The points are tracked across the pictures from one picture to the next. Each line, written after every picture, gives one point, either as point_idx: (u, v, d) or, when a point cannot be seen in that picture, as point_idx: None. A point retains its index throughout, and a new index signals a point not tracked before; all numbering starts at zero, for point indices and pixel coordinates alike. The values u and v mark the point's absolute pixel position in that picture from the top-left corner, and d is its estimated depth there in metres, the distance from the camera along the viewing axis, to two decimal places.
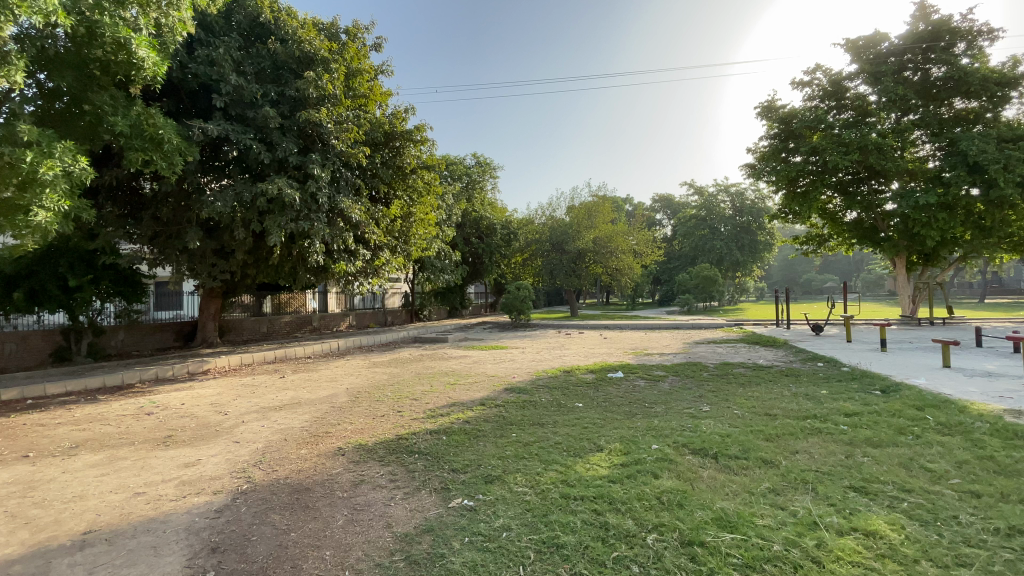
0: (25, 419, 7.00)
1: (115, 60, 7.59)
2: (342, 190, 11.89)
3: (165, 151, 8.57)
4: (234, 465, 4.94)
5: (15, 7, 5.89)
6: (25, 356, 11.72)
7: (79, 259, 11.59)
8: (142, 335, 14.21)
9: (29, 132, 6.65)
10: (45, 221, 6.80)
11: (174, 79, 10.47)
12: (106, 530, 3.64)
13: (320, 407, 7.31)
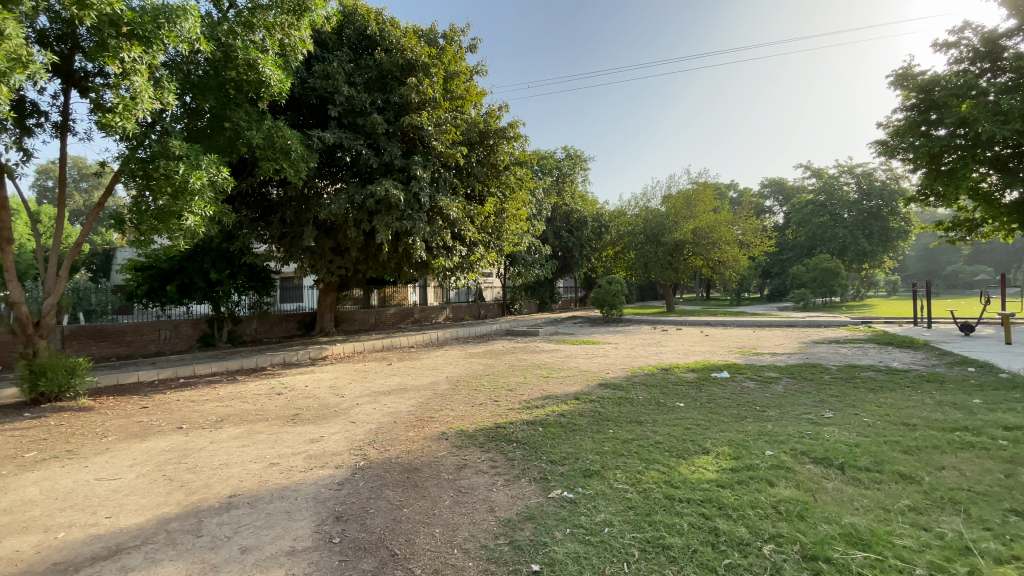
0: (185, 395, 8.25)
1: (249, 79, 8.60)
2: (441, 190, 12.50)
3: (290, 159, 9.57)
4: (351, 444, 5.42)
5: (165, 37, 7.13)
6: (178, 341, 13.67)
7: (220, 257, 13.34)
8: (271, 324, 16.04)
9: (181, 148, 7.66)
10: (195, 224, 7.94)
11: (297, 95, 11.64)
12: (249, 494, 4.17)
13: (423, 394, 7.77)
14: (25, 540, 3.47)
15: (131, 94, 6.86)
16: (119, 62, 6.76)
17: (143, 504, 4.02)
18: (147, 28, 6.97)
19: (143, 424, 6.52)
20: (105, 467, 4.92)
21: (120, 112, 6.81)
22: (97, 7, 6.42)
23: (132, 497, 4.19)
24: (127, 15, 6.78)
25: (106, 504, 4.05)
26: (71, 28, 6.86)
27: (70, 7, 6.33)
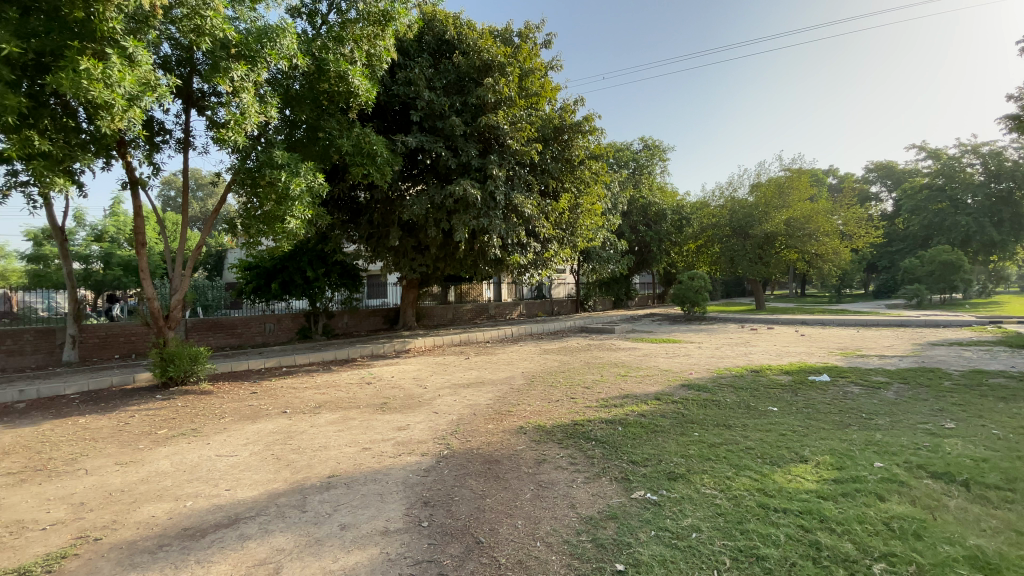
0: (288, 382, 9.06)
1: (340, 90, 9.23)
2: (517, 187, 12.65)
3: (377, 164, 10.15)
4: (435, 433, 5.67)
5: (267, 55, 7.83)
6: (281, 333, 15.09)
7: (316, 256, 14.46)
8: (360, 319, 17.16)
9: (283, 157, 8.39)
10: (295, 227, 8.67)
11: (382, 103, 12.29)
12: (345, 476, 4.51)
13: (501, 388, 7.93)
14: (164, 505, 4.01)
15: (240, 110, 7.62)
16: (230, 80, 7.52)
17: (256, 480, 4.49)
18: (251, 48, 7.69)
19: (253, 408, 7.26)
20: (224, 445, 5.54)
21: (232, 127, 7.58)
22: (211, 32, 7.20)
23: (247, 472, 4.68)
24: (235, 38, 7.51)
25: (225, 478, 4.56)
26: (190, 55, 7.70)
27: (189, 34, 7.14)
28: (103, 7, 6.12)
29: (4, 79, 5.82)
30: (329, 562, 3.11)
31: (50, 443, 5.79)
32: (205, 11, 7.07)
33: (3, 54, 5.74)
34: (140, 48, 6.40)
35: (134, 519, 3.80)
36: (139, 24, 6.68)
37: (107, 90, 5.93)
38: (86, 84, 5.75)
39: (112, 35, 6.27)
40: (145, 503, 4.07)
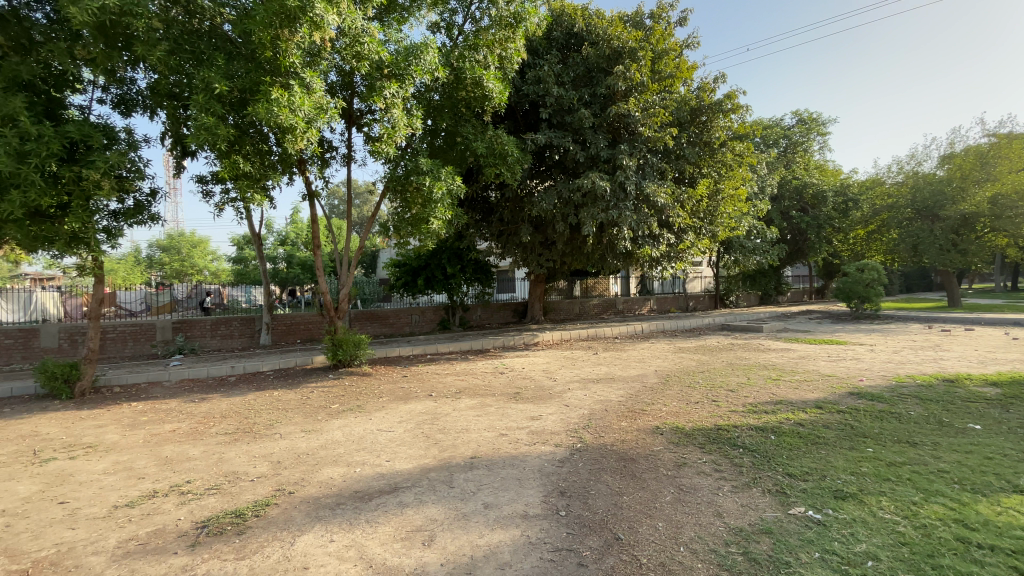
0: (431, 369, 9.90)
1: (475, 95, 9.77)
2: (648, 176, 12.16)
3: (508, 163, 10.55)
4: (568, 426, 5.73)
5: (413, 71, 8.58)
6: (424, 324, 16.55)
7: (453, 254, 15.50)
8: (492, 311, 18.07)
9: (427, 164, 9.14)
10: (438, 227, 9.41)
11: (513, 103, 12.71)
12: (485, 459, 4.79)
13: (634, 385, 7.72)
14: (339, 469, 4.67)
15: (391, 123, 8.48)
16: (383, 98, 8.40)
17: (409, 455, 4.99)
18: (400, 66, 8.49)
19: (404, 390, 8.08)
20: (381, 421, 6.26)
21: (385, 139, 8.48)
22: (368, 56, 8.12)
23: (401, 447, 5.24)
24: (387, 59, 8.34)
25: (384, 450, 5.15)
26: (350, 80, 8.73)
27: (351, 60, 8.12)
28: (286, 46, 7.25)
29: (220, 114, 7.22)
30: (476, 537, 3.34)
31: (255, 410, 7.11)
32: (363, 38, 7.98)
33: (218, 94, 7.09)
34: (313, 76, 7.47)
35: (317, 479, 4.49)
36: (314, 57, 7.78)
37: (291, 114, 7.04)
38: (276, 111, 6.90)
39: (292, 68, 7.39)
40: (323, 466, 4.78)
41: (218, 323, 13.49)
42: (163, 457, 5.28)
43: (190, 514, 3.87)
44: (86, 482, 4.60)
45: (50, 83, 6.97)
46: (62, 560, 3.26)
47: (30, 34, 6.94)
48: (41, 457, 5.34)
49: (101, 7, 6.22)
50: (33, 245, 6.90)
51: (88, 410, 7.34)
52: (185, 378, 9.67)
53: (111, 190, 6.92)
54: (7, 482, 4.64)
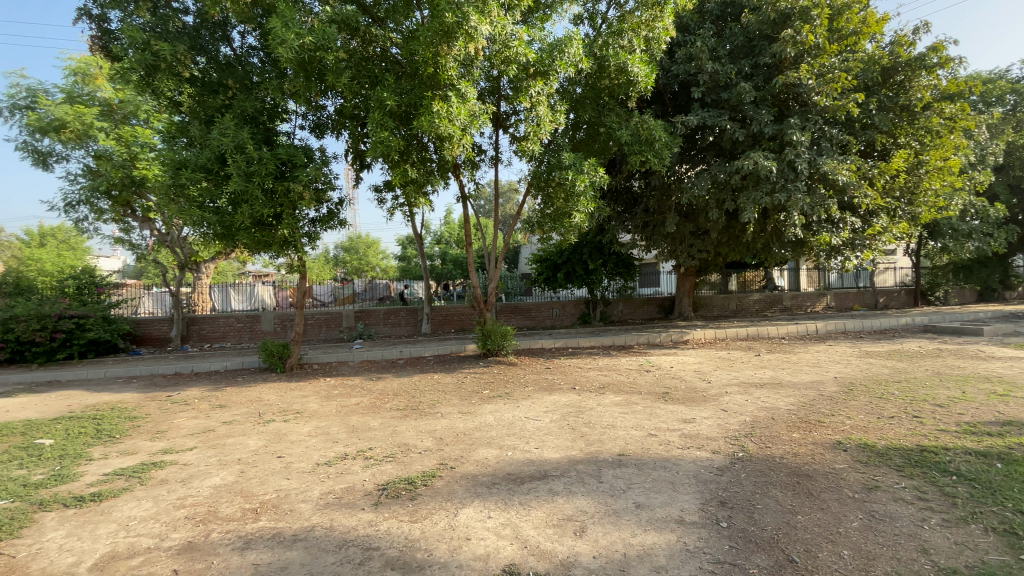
0: (575, 362, 9.98)
1: (619, 83, 9.56)
2: (825, 152, 10.63)
3: (656, 149, 10.10)
4: (726, 432, 5.30)
5: (557, 66, 8.68)
6: (566, 317, 16.78)
7: (595, 248, 15.34)
8: (635, 306, 17.53)
9: (570, 158, 9.23)
10: (580, 220, 9.44)
11: (661, 86, 12.09)
12: (635, 457, 4.68)
13: (805, 393, 6.82)
14: (492, 451, 4.97)
15: (536, 120, 8.73)
16: (529, 97, 8.68)
17: (557, 444, 5.11)
18: (545, 63, 8.66)
19: (549, 381, 8.29)
20: (530, 410, 6.51)
21: (531, 137, 8.77)
22: (516, 59, 8.44)
23: (550, 436, 5.38)
24: (534, 59, 8.57)
25: (534, 437, 5.35)
26: (498, 84, 9.16)
27: (500, 65, 8.53)
28: (444, 60, 7.89)
29: (391, 128, 8.17)
30: (628, 535, 3.28)
31: (419, 390, 7.95)
32: (511, 43, 8.33)
33: (390, 110, 8.02)
34: (467, 85, 8.01)
35: (474, 457, 4.85)
36: (468, 67, 8.33)
37: (450, 124, 7.68)
38: (437, 122, 7.58)
39: (449, 79, 8.02)
40: (479, 447, 5.15)
41: (390, 312, 15.39)
42: (349, 426, 6.20)
43: (373, 477, 4.49)
44: (296, 441, 5.63)
45: (266, 115, 8.54)
46: (283, 503, 4.03)
47: (250, 76, 8.57)
48: (265, 417, 6.67)
49: (301, 46, 7.48)
50: (257, 249, 8.57)
51: (295, 382, 8.96)
52: (364, 359, 11.22)
53: (310, 200, 8.32)
54: (244, 435, 5.89)
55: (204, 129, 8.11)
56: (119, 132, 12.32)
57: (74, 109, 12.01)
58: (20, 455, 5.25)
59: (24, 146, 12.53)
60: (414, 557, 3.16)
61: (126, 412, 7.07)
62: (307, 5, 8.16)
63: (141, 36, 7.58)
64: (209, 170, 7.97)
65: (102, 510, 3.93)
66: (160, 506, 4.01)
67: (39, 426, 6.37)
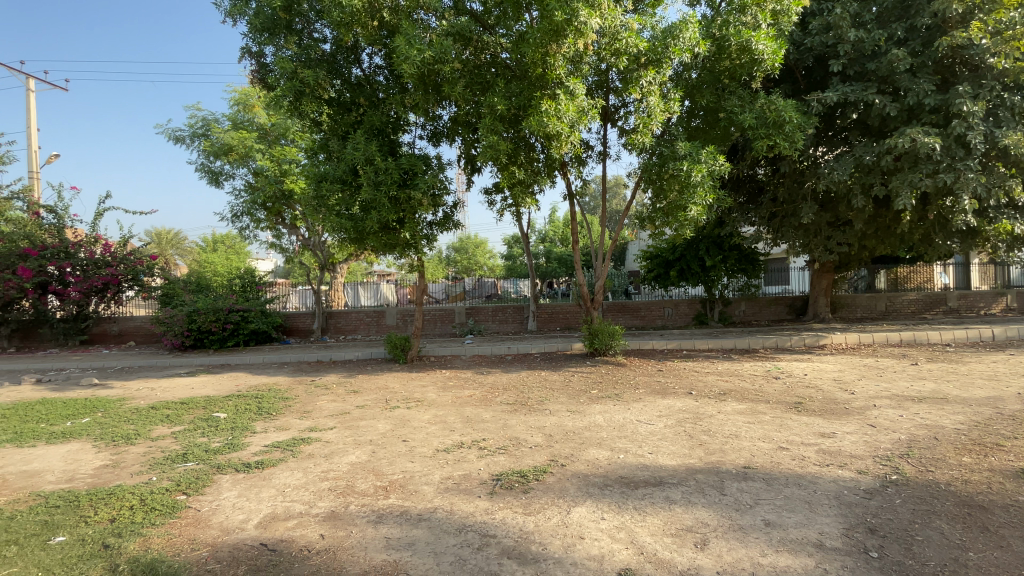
0: (690, 365, 9.46)
1: (741, 63, 8.87)
2: (1007, 123, 8.89)
3: (786, 132, 9.19)
4: (875, 450, 4.65)
5: (671, 52, 8.27)
6: (679, 317, 15.97)
7: (712, 243, 14.34)
8: (760, 307, 16.19)
9: (685, 148, 8.77)
10: (697, 214, 8.88)
11: (791, 62, 10.93)
12: (762, 471, 4.30)
13: (980, 411, 5.73)
14: (604, 452, 4.90)
15: (647, 111, 8.41)
16: (640, 88, 8.41)
17: (673, 451, 4.88)
18: (658, 52, 8.32)
19: (662, 384, 7.94)
20: (642, 413, 6.31)
21: (641, 129, 8.44)
22: (626, 50, 8.24)
23: (664, 442, 5.16)
24: (645, 48, 8.28)
25: (647, 441, 5.18)
26: (606, 77, 8.99)
27: (610, 58, 8.37)
28: (553, 59, 7.96)
29: (500, 131, 8.41)
30: (757, 554, 3.04)
31: (528, 386, 8.11)
32: (622, 34, 8.15)
33: (500, 113, 8.27)
34: (576, 82, 7.99)
35: (585, 457, 4.82)
36: (576, 64, 8.29)
37: (558, 121, 7.69)
38: (545, 121, 7.64)
39: (558, 78, 8.07)
40: (590, 446, 5.11)
41: (497, 310, 15.92)
42: (464, 416, 6.52)
43: (488, 467, 4.68)
44: (418, 427, 6.06)
45: (390, 127, 9.34)
46: (408, 484, 4.37)
47: (376, 93, 9.39)
48: (390, 404, 7.29)
49: (422, 60, 8.03)
50: (383, 251, 9.38)
51: (416, 373, 9.66)
52: (476, 354, 11.74)
53: (428, 205, 8.91)
54: (373, 419, 6.49)
55: (339, 144, 9.05)
56: (271, 151, 14.25)
57: (238, 134, 14.16)
58: (203, 425, 6.33)
59: (203, 168, 15.04)
60: (529, 549, 3.23)
61: (279, 393, 8.18)
62: (425, 20, 8.72)
63: (289, 66, 8.58)
64: (344, 181, 8.87)
65: (264, 476, 4.60)
66: (307, 477, 4.57)
67: (216, 401, 7.63)
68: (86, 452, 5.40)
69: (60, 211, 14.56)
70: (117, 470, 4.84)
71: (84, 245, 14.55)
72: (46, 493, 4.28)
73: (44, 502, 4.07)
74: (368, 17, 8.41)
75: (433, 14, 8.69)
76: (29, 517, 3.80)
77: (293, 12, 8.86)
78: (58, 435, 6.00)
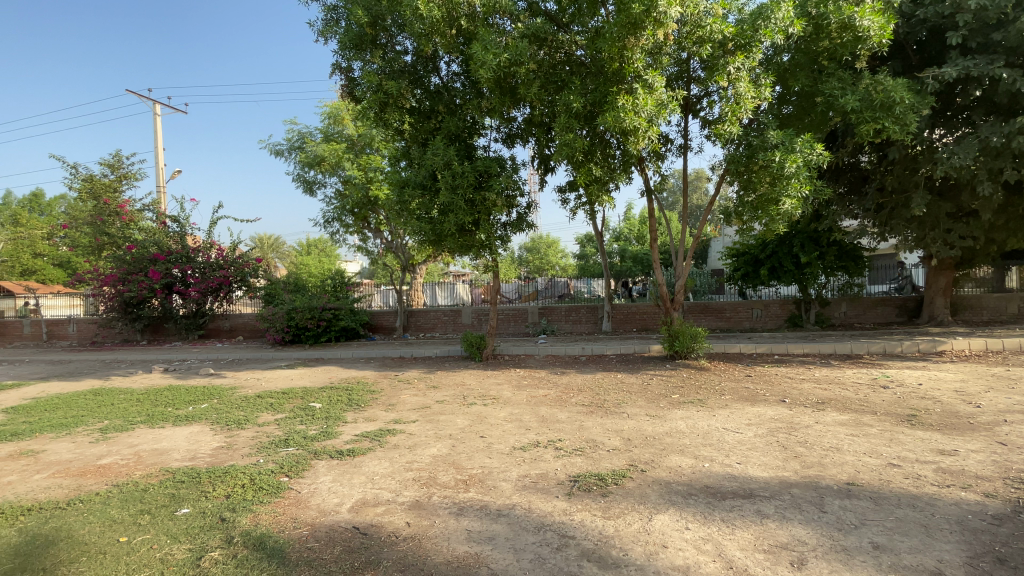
0: (781, 371, 8.81)
1: (842, 42, 8.14)
2: None
3: (896, 114, 8.29)
4: (1009, 473, 4.07)
5: (761, 35, 7.76)
6: (769, 319, 14.94)
7: (808, 239, 13.21)
8: (864, 308, 14.75)
9: (777, 136, 8.19)
10: (791, 207, 8.23)
11: (901, 37, 9.85)
12: (869, 489, 3.91)
13: None
14: (687, 460, 4.70)
15: (735, 99, 7.95)
16: (727, 75, 7.98)
17: (764, 462, 4.57)
18: (747, 36, 7.86)
19: (751, 391, 7.46)
20: (728, 420, 5.96)
21: (728, 118, 7.98)
22: (711, 37, 7.87)
23: (754, 452, 4.85)
24: (732, 33, 7.86)
25: (735, 451, 4.89)
26: (687, 66, 8.64)
27: (692, 47, 8.03)
28: (631, 52, 7.78)
29: (576, 129, 8.34)
30: None
31: (604, 388, 7.97)
32: (705, 21, 7.79)
33: (576, 111, 8.19)
34: (655, 74, 7.74)
35: (666, 463, 4.65)
36: (656, 55, 8.05)
37: (635, 116, 7.50)
38: (622, 116, 7.48)
39: (635, 71, 7.87)
40: (672, 453, 4.92)
41: (571, 310, 15.80)
42: (540, 416, 6.54)
43: (565, 467, 4.66)
44: (495, 424, 6.17)
45: (467, 131, 9.64)
46: (487, 479, 4.46)
47: (454, 99, 9.71)
48: (468, 400, 7.48)
49: (498, 64, 8.19)
50: (459, 252, 9.64)
51: (492, 371, 9.86)
52: (551, 354, 11.75)
53: (502, 207, 9.13)
54: (452, 414, 6.71)
55: (420, 151, 9.47)
56: (358, 160, 15.20)
57: (329, 145, 15.27)
58: (301, 414, 6.90)
59: (298, 177, 16.35)
60: (610, 553, 3.18)
61: (366, 386, 8.71)
62: (500, 24, 8.88)
63: (375, 79, 9.07)
64: (424, 186, 9.23)
65: (355, 463, 4.91)
66: (393, 466, 4.82)
67: (311, 392, 8.28)
68: (205, 434, 6.09)
69: (182, 220, 16.54)
70: (230, 452, 5.41)
71: (202, 250, 16.50)
72: (174, 469, 4.87)
73: (173, 477, 4.64)
74: (447, 27, 8.69)
75: (509, 17, 8.83)
76: (161, 489, 4.35)
77: (377, 27, 9.24)
78: (183, 418, 6.81)
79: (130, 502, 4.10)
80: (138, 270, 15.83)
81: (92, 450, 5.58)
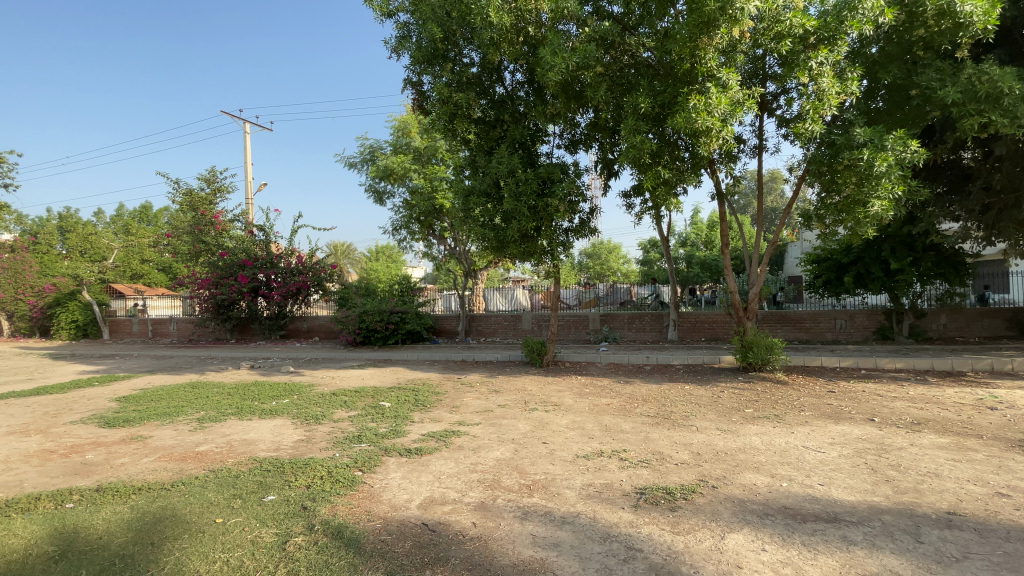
0: (868, 387, 8.14)
1: (940, 30, 7.47)
2: None
3: (1006, 105, 7.44)
4: None
5: (848, 28, 7.28)
6: (855, 331, 13.81)
7: (901, 243, 12.05)
8: (968, 320, 13.38)
9: (864, 134, 7.60)
10: (881, 209, 7.55)
11: (1009, 21, 8.90)
12: (974, 520, 3.53)
13: None
14: (763, 478, 4.45)
15: (818, 95, 7.47)
16: (808, 70, 7.50)
17: (850, 485, 4.24)
18: (831, 29, 7.41)
19: (834, 407, 6.95)
20: (809, 438, 5.57)
21: (809, 116, 7.51)
22: (790, 32, 7.51)
23: (838, 473, 4.51)
24: (815, 26, 7.44)
25: (817, 471, 4.57)
26: (763, 63, 8.36)
27: (770, 43, 7.71)
28: (704, 52, 7.57)
29: (644, 131, 8.17)
30: None
31: (671, 399, 7.74)
32: (785, 15, 7.46)
33: (643, 113, 8.05)
34: (729, 73, 7.44)
35: (740, 481, 4.42)
36: (729, 53, 7.77)
37: (708, 116, 7.24)
38: (693, 117, 7.27)
39: (708, 71, 7.65)
40: (745, 470, 4.68)
41: (634, 317, 15.42)
42: (604, 425, 6.44)
43: (630, 479, 4.57)
44: (557, 431, 6.17)
45: (531, 139, 9.83)
46: (551, 485, 4.46)
47: (518, 108, 9.84)
48: (529, 406, 7.53)
49: (566, 68, 8.29)
50: (521, 258, 9.75)
51: (553, 377, 9.87)
52: (613, 361, 11.59)
53: (564, 211, 9.24)
54: (515, 418, 6.78)
55: (485, 159, 9.67)
56: (425, 170, 15.82)
57: (398, 157, 16.02)
58: (372, 412, 7.26)
59: (370, 188, 17.23)
60: (679, 569, 3.08)
61: (432, 388, 8.98)
62: (566, 30, 8.99)
63: (444, 92, 9.30)
64: (488, 194, 9.41)
65: (423, 462, 5.10)
66: (459, 467, 4.95)
67: (381, 392, 8.68)
68: (287, 427, 6.56)
69: (267, 228, 17.95)
70: (309, 445, 5.79)
71: (284, 256, 17.84)
72: (260, 459, 5.28)
73: (260, 466, 5.04)
74: (514, 35, 8.89)
75: (575, 23, 8.89)
76: (250, 476, 4.74)
77: (447, 41, 9.48)
78: (268, 412, 7.39)
79: (224, 486, 4.50)
80: (229, 274, 17.39)
81: (191, 437, 6.18)
